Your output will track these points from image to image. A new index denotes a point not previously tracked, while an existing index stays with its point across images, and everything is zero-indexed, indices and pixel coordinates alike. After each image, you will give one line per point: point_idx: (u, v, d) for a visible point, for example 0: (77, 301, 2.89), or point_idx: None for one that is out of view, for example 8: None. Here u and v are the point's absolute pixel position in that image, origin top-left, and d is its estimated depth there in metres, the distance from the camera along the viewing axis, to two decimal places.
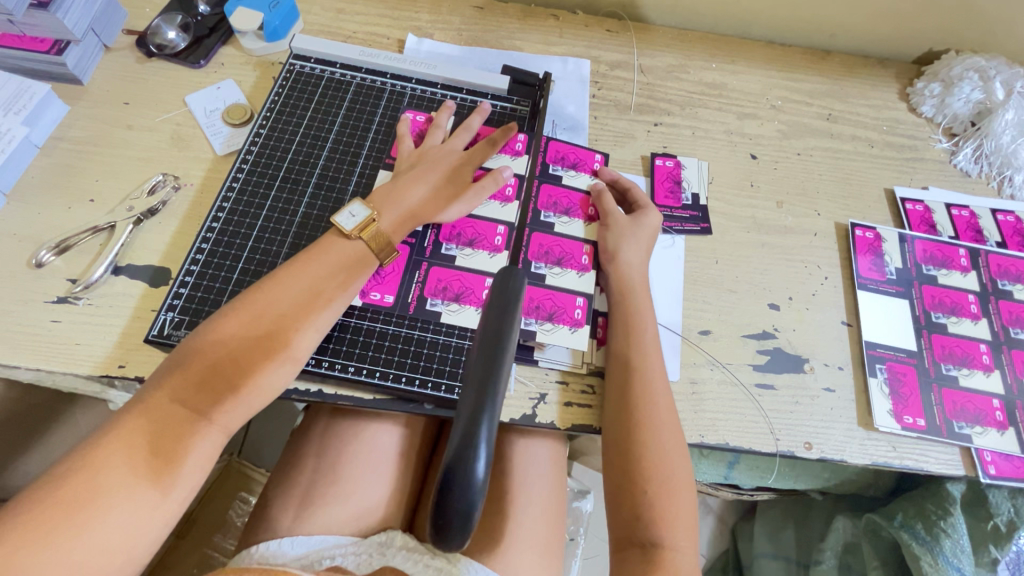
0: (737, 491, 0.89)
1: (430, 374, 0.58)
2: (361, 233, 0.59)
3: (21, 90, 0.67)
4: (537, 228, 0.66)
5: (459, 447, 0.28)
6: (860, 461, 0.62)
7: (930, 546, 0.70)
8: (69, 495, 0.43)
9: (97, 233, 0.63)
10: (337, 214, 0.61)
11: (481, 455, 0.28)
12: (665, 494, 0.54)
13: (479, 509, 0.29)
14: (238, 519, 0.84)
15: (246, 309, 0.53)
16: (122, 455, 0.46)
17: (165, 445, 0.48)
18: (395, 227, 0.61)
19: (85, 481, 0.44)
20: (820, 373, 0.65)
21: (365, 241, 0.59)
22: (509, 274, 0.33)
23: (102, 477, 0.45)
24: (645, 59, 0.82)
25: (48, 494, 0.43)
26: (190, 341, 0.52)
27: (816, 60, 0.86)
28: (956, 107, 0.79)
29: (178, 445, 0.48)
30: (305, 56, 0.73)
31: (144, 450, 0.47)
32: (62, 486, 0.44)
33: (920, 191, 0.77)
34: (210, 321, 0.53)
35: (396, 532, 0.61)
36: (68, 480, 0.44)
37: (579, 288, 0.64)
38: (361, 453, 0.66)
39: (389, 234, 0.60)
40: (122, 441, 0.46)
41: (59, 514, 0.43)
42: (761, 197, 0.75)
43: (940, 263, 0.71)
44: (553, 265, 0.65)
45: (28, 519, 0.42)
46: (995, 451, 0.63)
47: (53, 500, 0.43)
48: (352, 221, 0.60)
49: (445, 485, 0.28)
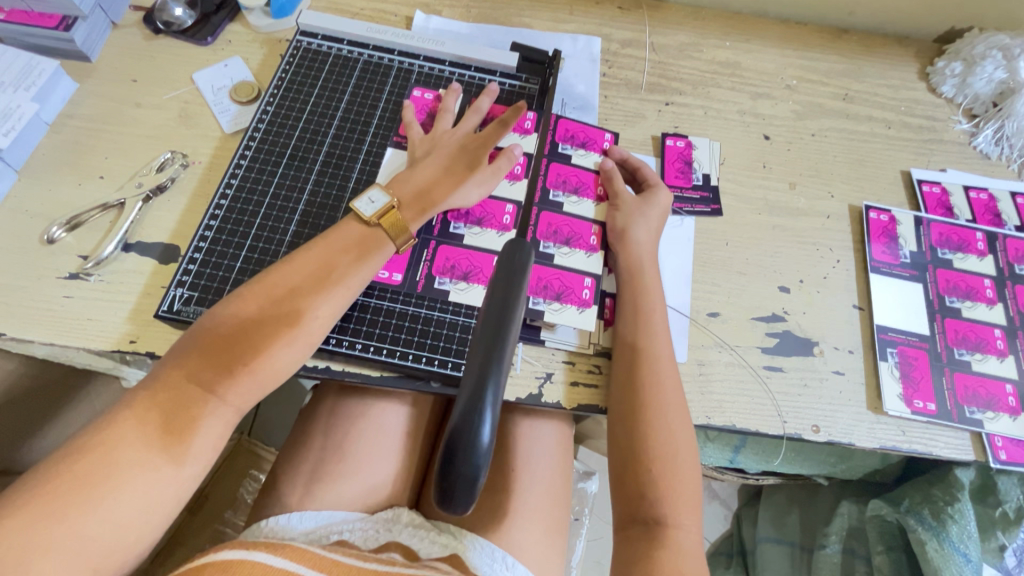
0: (743, 475, 0.90)
1: (436, 351, 0.58)
2: (379, 220, 0.59)
3: (29, 66, 0.67)
4: (546, 207, 0.66)
5: (466, 413, 0.29)
6: (868, 444, 0.61)
7: (936, 531, 0.70)
8: (82, 471, 0.44)
9: (108, 210, 0.63)
10: (355, 200, 0.60)
11: (485, 421, 0.29)
12: (668, 477, 0.54)
13: (484, 473, 0.30)
14: (248, 496, 0.85)
15: (261, 286, 0.54)
16: (134, 432, 0.46)
17: (179, 419, 0.48)
18: (413, 212, 0.61)
19: (99, 457, 0.45)
20: (829, 356, 0.65)
21: (383, 229, 0.59)
22: (517, 247, 0.33)
23: (116, 453, 0.45)
24: (657, 37, 0.81)
25: (62, 469, 0.44)
26: (204, 319, 0.53)
27: (833, 38, 0.84)
28: (978, 87, 0.77)
29: (191, 420, 0.49)
30: (312, 32, 0.73)
31: (157, 425, 0.47)
32: (77, 461, 0.44)
33: (937, 173, 0.75)
34: (225, 300, 0.54)
35: (402, 509, 0.62)
36: (83, 456, 0.45)
37: (587, 267, 0.63)
38: (367, 432, 0.66)
39: (406, 221, 0.60)
40: (135, 418, 0.47)
41: (73, 489, 0.43)
42: (773, 178, 0.74)
43: (956, 246, 0.70)
44: (562, 244, 0.64)
45: (43, 494, 0.43)
46: (1006, 436, 0.62)
47: (67, 475, 0.44)
48: (372, 208, 0.60)
49: (450, 450, 0.29)
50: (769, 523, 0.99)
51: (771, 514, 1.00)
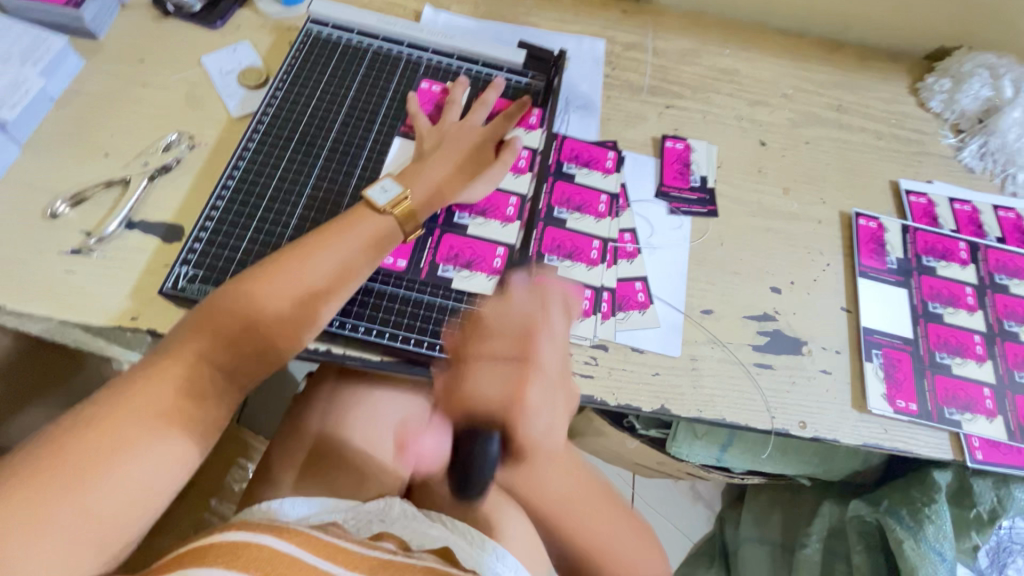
0: (727, 474, 0.92)
1: (437, 336, 0.59)
2: (394, 209, 0.60)
3: (38, 41, 0.67)
4: (550, 223, 0.67)
5: None
6: (851, 441, 0.63)
7: (913, 531, 0.74)
8: (90, 446, 0.44)
9: (112, 188, 0.63)
10: (369, 188, 0.61)
11: None
12: (564, 512, 0.59)
13: None
14: (235, 486, 0.83)
15: (272, 279, 0.54)
16: (143, 412, 0.47)
17: (193, 403, 0.50)
18: (423, 202, 0.62)
19: (108, 433, 0.45)
20: (817, 356, 0.67)
21: (397, 218, 0.61)
22: None
23: (125, 432, 0.46)
24: (659, 42, 0.83)
25: (69, 444, 0.44)
26: (222, 294, 0.53)
27: (829, 50, 0.86)
28: (965, 103, 0.80)
29: (206, 404, 0.51)
30: (323, 21, 0.74)
31: (172, 408, 0.48)
32: (83, 436, 0.44)
33: (924, 184, 0.78)
34: (242, 278, 0.54)
35: (394, 499, 0.62)
36: (91, 432, 0.45)
37: (588, 279, 0.65)
38: (363, 418, 0.69)
39: (418, 212, 0.62)
40: (146, 396, 0.48)
41: (84, 466, 0.43)
42: (769, 183, 0.76)
43: (940, 254, 0.72)
44: (565, 258, 0.65)
45: (49, 470, 0.42)
46: (983, 437, 0.64)
47: (76, 452, 0.44)
48: (385, 197, 0.61)
49: None
50: (751, 524, 1.01)
51: (754, 513, 1.02)
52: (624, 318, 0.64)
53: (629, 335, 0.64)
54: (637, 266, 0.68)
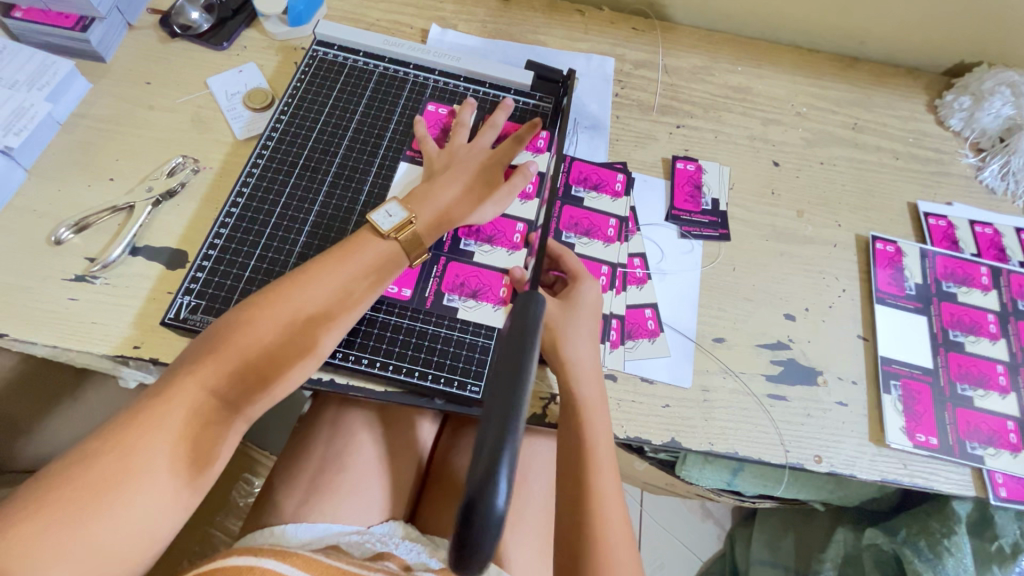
0: (739, 498, 0.90)
1: (443, 369, 0.58)
2: (396, 234, 0.59)
3: (44, 64, 0.66)
4: None
5: (483, 479, 0.27)
6: (869, 476, 0.61)
7: (932, 564, 0.71)
8: (98, 475, 0.43)
9: (117, 213, 0.63)
10: (373, 212, 0.60)
11: (499, 488, 0.27)
12: None
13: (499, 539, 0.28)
14: (240, 501, 0.82)
15: (275, 308, 0.53)
16: (150, 440, 0.46)
17: (196, 436, 0.48)
18: (428, 229, 0.61)
19: (115, 462, 0.44)
20: (833, 387, 0.65)
21: (400, 242, 0.59)
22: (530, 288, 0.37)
23: (130, 462, 0.45)
24: (670, 59, 0.81)
25: (75, 473, 0.43)
26: (225, 325, 0.52)
27: (844, 67, 0.85)
28: (985, 122, 0.78)
29: (211, 438, 0.49)
30: (328, 42, 0.73)
31: (178, 438, 0.47)
32: (90, 466, 0.44)
33: (943, 206, 0.76)
34: (245, 308, 0.53)
35: (399, 522, 0.63)
36: (98, 460, 0.44)
37: None
38: (366, 445, 0.67)
39: (423, 237, 0.60)
40: (150, 425, 0.46)
41: (89, 498, 0.43)
42: (782, 206, 0.74)
43: (961, 280, 0.70)
44: None
45: (56, 501, 0.42)
46: (1007, 473, 0.62)
47: (81, 482, 0.43)
48: (389, 221, 0.59)
49: (466, 514, 0.27)
50: (763, 545, 1.00)
51: (767, 535, 1.01)
52: (633, 347, 0.63)
53: (639, 365, 0.63)
54: (646, 292, 0.66)
